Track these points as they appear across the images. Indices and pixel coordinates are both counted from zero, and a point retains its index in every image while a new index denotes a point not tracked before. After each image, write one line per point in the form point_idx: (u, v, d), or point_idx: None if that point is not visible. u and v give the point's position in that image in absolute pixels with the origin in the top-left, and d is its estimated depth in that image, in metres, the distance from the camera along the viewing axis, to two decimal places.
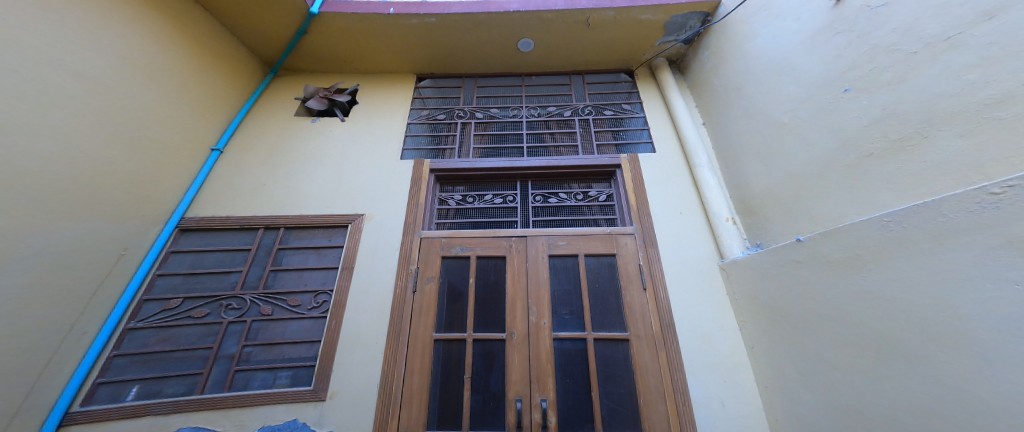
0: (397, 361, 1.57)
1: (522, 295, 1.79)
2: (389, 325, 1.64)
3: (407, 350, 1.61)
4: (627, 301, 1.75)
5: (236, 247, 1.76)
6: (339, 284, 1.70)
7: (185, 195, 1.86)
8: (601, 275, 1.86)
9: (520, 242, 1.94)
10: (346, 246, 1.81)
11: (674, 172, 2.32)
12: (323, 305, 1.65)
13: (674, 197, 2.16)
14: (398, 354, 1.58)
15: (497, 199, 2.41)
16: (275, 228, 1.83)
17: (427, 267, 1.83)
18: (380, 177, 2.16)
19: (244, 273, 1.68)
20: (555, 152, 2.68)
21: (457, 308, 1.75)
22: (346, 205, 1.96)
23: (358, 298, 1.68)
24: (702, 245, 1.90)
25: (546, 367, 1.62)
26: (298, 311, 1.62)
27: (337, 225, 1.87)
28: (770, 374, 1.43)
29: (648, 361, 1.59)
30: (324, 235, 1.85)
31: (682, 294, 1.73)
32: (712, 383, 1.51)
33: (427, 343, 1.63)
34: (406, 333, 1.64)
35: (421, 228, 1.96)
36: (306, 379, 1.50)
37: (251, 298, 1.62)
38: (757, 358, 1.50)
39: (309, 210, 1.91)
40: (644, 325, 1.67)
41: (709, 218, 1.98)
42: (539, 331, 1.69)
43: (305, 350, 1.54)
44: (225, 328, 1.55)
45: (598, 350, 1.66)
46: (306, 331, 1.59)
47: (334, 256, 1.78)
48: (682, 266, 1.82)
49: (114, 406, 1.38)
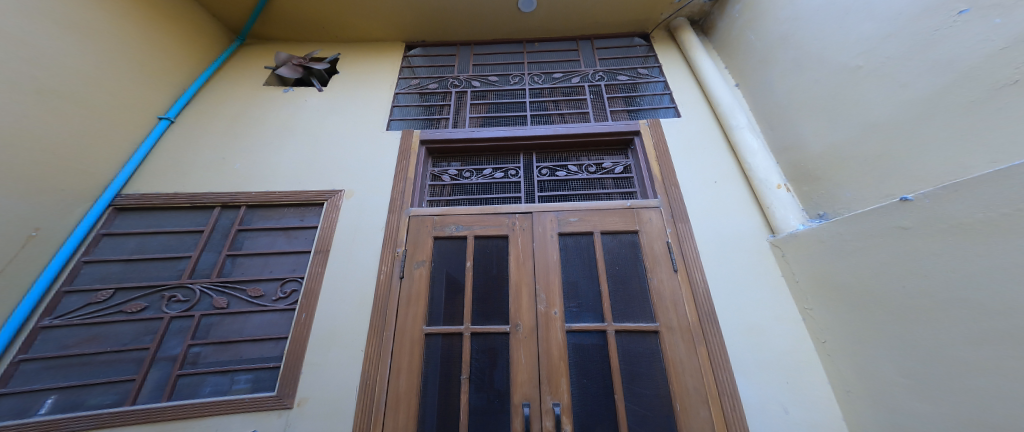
0: (381, 360, 1.32)
1: (528, 280, 1.53)
2: (372, 318, 1.39)
3: (393, 347, 1.35)
4: (653, 285, 1.48)
5: (184, 229, 1.52)
6: (310, 270, 1.45)
7: (122, 171, 1.62)
8: (622, 256, 1.59)
9: (525, 219, 1.70)
10: (320, 227, 1.56)
11: (705, 137, 1.99)
12: (292, 295, 1.41)
13: (707, 165, 1.84)
14: (383, 351, 1.33)
15: (496, 174, 2.17)
16: (236, 207, 1.59)
17: (417, 250, 1.58)
18: (362, 151, 1.90)
19: (195, 260, 1.44)
20: (564, 120, 2.37)
21: (453, 297, 1.49)
22: (321, 181, 1.71)
23: (331, 286, 1.43)
24: (746, 218, 1.58)
25: (559, 365, 1.35)
26: (261, 303, 1.38)
27: (310, 204, 1.63)
28: (856, 376, 1.12)
29: (684, 357, 1.31)
30: (296, 215, 1.60)
31: (720, 275, 1.44)
32: (769, 384, 1.22)
33: (417, 338, 1.38)
34: (392, 327, 1.38)
35: (410, 206, 1.72)
36: (269, 384, 1.26)
37: (201, 288, 1.39)
38: (831, 354, 1.19)
39: (277, 186, 1.67)
40: (677, 316, 1.38)
41: (754, 186, 1.66)
42: (549, 323, 1.43)
43: (269, 349, 1.31)
44: (166, 325, 1.32)
45: (620, 344, 1.39)
46: (268, 326, 1.35)
47: (306, 238, 1.54)
48: (719, 244, 1.52)
49: (20, 422, 1.15)
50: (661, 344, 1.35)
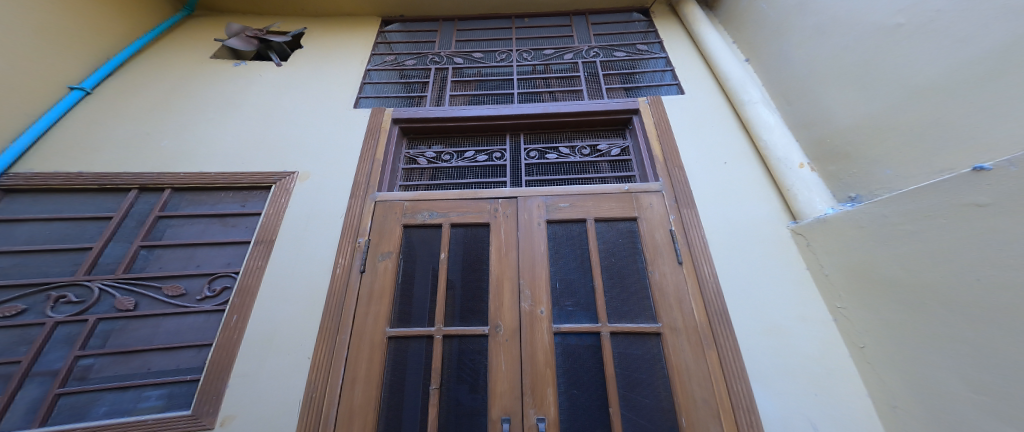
0: (331, 369, 1.09)
1: (512, 274, 1.34)
2: (323, 320, 1.16)
3: (348, 354, 1.12)
4: (653, 280, 1.28)
5: (89, 215, 1.29)
6: (247, 264, 1.23)
7: (15, 144, 1.38)
8: (619, 247, 1.41)
9: (509, 206, 1.53)
10: (265, 213, 1.35)
11: (712, 114, 1.78)
12: (222, 293, 1.19)
13: (714, 144, 1.63)
14: (334, 359, 1.10)
15: (480, 157, 1.96)
16: (159, 190, 1.38)
17: (382, 241, 1.36)
18: (323, 130, 1.68)
19: (98, 251, 1.21)
20: (554, 98, 2.14)
21: (423, 295, 1.28)
22: (271, 164, 1.49)
23: (275, 282, 1.21)
24: (762, 202, 1.38)
25: (545, 373, 1.15)
26: (181, 303, 1.16)
27: (254, 187, 1.42)
28: (908, 388, 0.90)
29: (692, 365, 1.10)
30: (237, 200, 1.39)
31: (731, 268, 1.23)
32: (797, 395, 1.00)
33: (376, 342, 1.16)
34: (347, 330, 1.16)
35: (375, 190, 1.50)
36: (184, 401, 1.02)
37: (100, 286, 1.15)
38: (871, 361, 0.98)
39: (216, 168, 1.45)
40: (684, 317, 1.18)
41: (770, 166, 1.46)
42: (534, 324, 1.23)
43: (186, 359, 1.08)
44: (50, 331, 1.08)
45: (615, 347, 1.19)
46: (186, 331, 1.12)
47: (246, 227, 1.32)
48: (731, 232, 1.32)
49: None
50: (664, 349, 1.15)
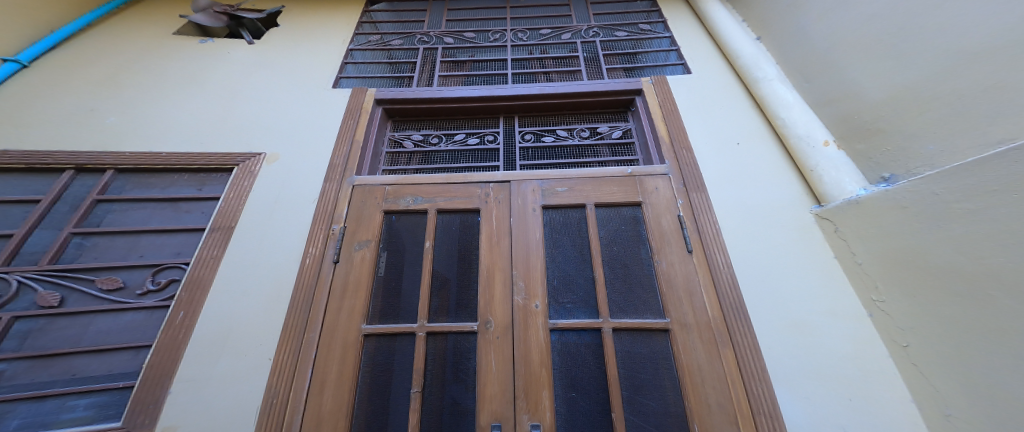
0: (297, 371, 0.96)
1: (504, 264, 1.21)
2: (289, 317, 1.03)
3: (317, 355, 0.99)
4: (659, 271, 1.16)
5: (16, 199, 1.15)
6: (200, 254, 1.10)
7: None
8: (622, 235, 1.29)
9: (502, 191, 1.40)
10: (223, 197, 1.22)
11: (722, 93, 1.64)
12: (168, 287, 1.05)
13: (726, 124, 1.49)
14: (300, 361, 0.97)
15: (471, 140, 1.82)
16: (99, 171, 1.24)
17: (359, 228, 1.23)
18: (297, 109, 1.53)
19: (21, 238, 1.07)
20: (551, 79, 1.99)
21: (404, 289, 1.15)
22: (236, 146, 1.35)
23: (233, 275, 1.08)
24: (780, 185, 1.25)
25: (540, 375, 1.02)
26: (118, 299, 1.02)
27: (212, 169, 1.28)
28: (963, 393, 0.77)
29: (705, 365, 0.97)
30: (192, 184, 1.25)
31: (747, 258, 1.10)
32: (827, 401, 0.88)
33: (350, 341, 1.03)
34: (317, 328, 1.03)
35: (353, 173, 1.36)
36: (115, 410, 0.89)
37: (22, 278, 1.01)
38: (917, 362, 0.86)
39: (170, 149, 1.30)
40: (696, 312, 1.05)
41: (789, 146, 1.32)
42: (528, 319, 1.11)
43: (120, 363, 0.94)
44: None
45: (618, 345, 1.07)
46: (122, 331, 0.98)
47: (201, 213, 1.19)
48: (746, 219, 1.18)
49: None
50: (674, 347, 1.02)
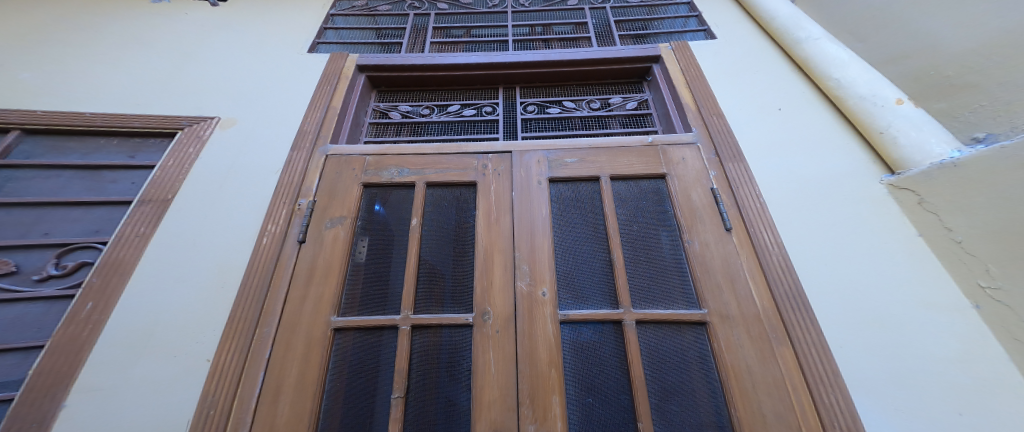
0: (244, 375, 0.77)
1: (505, 245, 1.02)
2: (238, 307, 0.84)
3: (270, 355, 0.80)
4: (692, 253, 0.96)
5: None
6: (124, 228, 0.91)
7: None
8: (643, 211, 1.09)
9: (502, 162, 1.20)
10: (161, 165, 1.03)
11: (757, 55, 1.42)
12: (78, 271, 0.86)
13: (764, 87, 1.28)
14: (250, 362, 0.79)
15: (466, 111, 1.62)
16: (5, 132, 1.05)
17: (331, 204, 1.03)
18: (264, 73, 1.33)
19: None
20: (551, 46, 1.78)
21: (384, 275, 0.96)
22: (187, 111, 1.15)
23: (165, 260, 0.88)
24: (836, 153, 1.03)
25: (548, 377, 0.83)
26: (11, 285, 0.83)
27: (146, 133, 1.09)
28: None
29: (756, 366, 0.77)
30: (124, 151, 1.06)
31: (798, 235, 0.91)
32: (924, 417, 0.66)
33: (314, 337, 0.83)
34: (273, 321, 0.84)
35: (327, 142, 1.17)
36: None
37: None
38: None
39: (100, 110, 1.11)
40: (740, 300, 0.85)
41: (846, 108, 1.11)
42: (533, 310, 0.91)
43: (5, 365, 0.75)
44: None
45: (642, 340, 0.88)
46: (12, 325, 0.79)
47: (130, 184, 1.00)
48: (795, 191, 0.98)
49: None
50: (715, 344, 0.82)
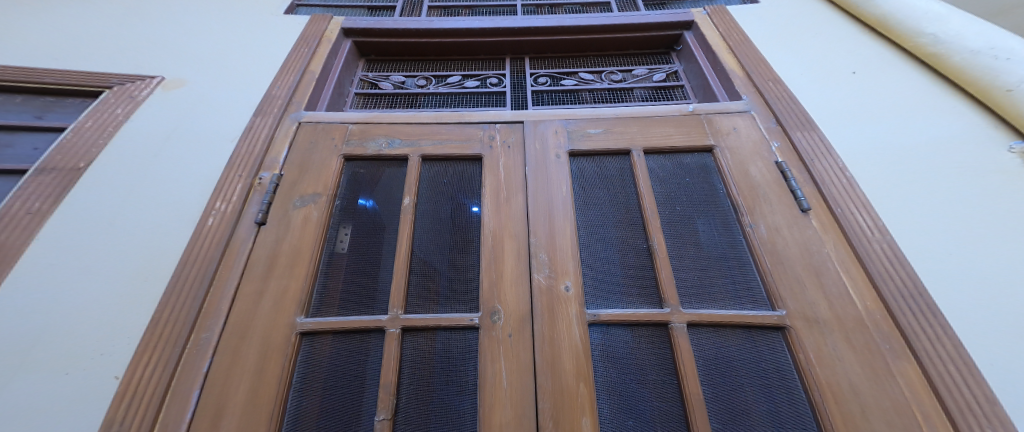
0: (171, 394, 0.57)
1: (517, 230, 0.82)
2: (171, 304, 0.63)
3: (211, 366, 0.60)
4: (756, 238, 0.75)
5: None
6: (11, 200, 0.71)
7: None
8: (687, 189, 0.88)
9: (512, 133, 0.99)
10: (75, 127, 0.84)
11: (818, 14, 1.18)
12: None
13: (829, 48, 1.06)
14: (182, 376, 0.58)
15: (469, 82, 1.41)
16: None
17: (303, 179, 0.84)
18: (231, 35, 1.15)
19: None
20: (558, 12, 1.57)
21: (367, 266, 0.77)
22: (135, 73, 0.97)
23: (63, 244, 0.68)
24: (938, 120, 0.82)
25: (578, 395, 0.63)
26: None
27: (67, 91, 0.91)
28: None
29: (864, 384, 0.57)
30: (31, 110, 0.87)
31: (900, 214, 0.70)
32: None
33: (273, 342, 0.63)
34: (218, 323, 0.64)
35: (302, 109, 0.99)
36: None
37: None
38: None
39: (17, 65, 0.93)
40: (829, 297, 0.65)
41: (950, 66, 0.88)
42: (554, 309, 0.71)
43: None
44: None
45: (698, 348, 0.68)
46: None
47: (31, 148, 0.80)
48: (887, 164, 0.77)
49: None
50: (800, 354, 0.62)
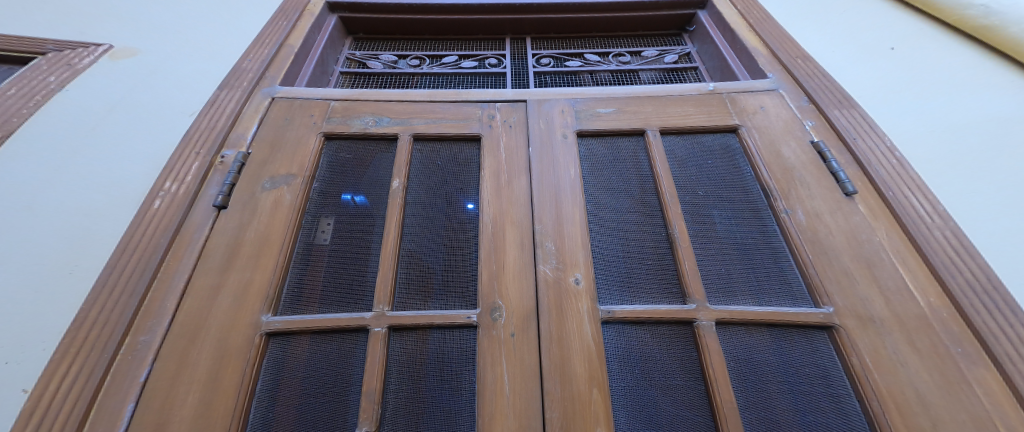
0: (97, 409, 0.46)
1: (520, 216, 0.72)
2: (107, 299, 0.53)
3: (150, 374, 0.50)
4: (794, 225, 0.66)
5: None
6: None
7: None
8: (711, 173, 0.78)
9: (514, 111, 0.88)
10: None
11: None
12: None
13: (861, 25, 0.97)
14: (113, 387, 0.48)
15: (466, 63, 1.30)
16: None
17: (274, 159, 0.74)
18: (202, 6, 1.04)
19: None
20: None
21: (350, 257, 0.67)
22: (79, 40, 0.86)
23: None
24: (993, 101, 0.74)
25: (591, 403, 0.53)
26: None
27: (9, 57, 0.81)
28: None
29: (934, 394, 0.48)
30: None
31: (954, 203, 0.63)
32: None
33: (231, 346, 0.53)
34: (164, 322, 0.54)
35: (277, 83, 0.88)
36: None
37: None
38: None
39: None
40: (886, 293, 0.57)
41: (1005, 39, 0.79)
42: (562, 305, 0.61)
43: None
44: None
45: (727, 350, 0.57)
46: None
47: None
48: (938, 148, 0.70)
49: None
50: (854, 357, 0.53)
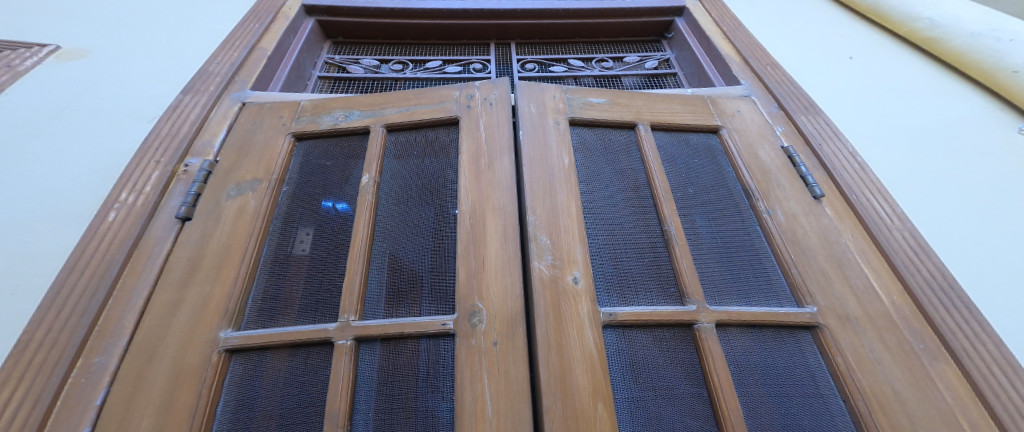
0: None
1: (501, 203, 0.70)
2: (53, 320, 0.49)
3: (106, 397, 0.47)
4: (776, 225, 0.69)
5: None
6: None
7: None
8: (697, 171, 0.80)
9: (493, 88, 0.86)
10: None
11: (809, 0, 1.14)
12: None
13: (825, 35, 1.02)
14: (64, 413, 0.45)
15: (450, 68, 1.29)
16: None
17: (241, 165, 0.72)
18: (166, 7, 0.98)
19: None
20: None
21: (327, 263, 0.64)
22: (19, 40, 0.78)
23: None
24: (941, 106, 0.79)
25: (596, 420, 0.50)
26: None
27: None
28: None
29: (909, 391, 0.51)
30: None
31: (913, 203, 0.67)
32: None
33: (186, 364, 0.51)
34: (120, 342, 0.51)
35: (247, 88, 0.85)
36: None
37: None
38: None
39: None
40: (857, 292, 0.60)
41: (949, 50, 0.85)
42: (561, 304, 0.59)
43: None
44: None
45: (728, 352, 0.58)
46: None
47: None
48: (901, 150, 0.74)
49: None
50: (838, 357, 0.55)
